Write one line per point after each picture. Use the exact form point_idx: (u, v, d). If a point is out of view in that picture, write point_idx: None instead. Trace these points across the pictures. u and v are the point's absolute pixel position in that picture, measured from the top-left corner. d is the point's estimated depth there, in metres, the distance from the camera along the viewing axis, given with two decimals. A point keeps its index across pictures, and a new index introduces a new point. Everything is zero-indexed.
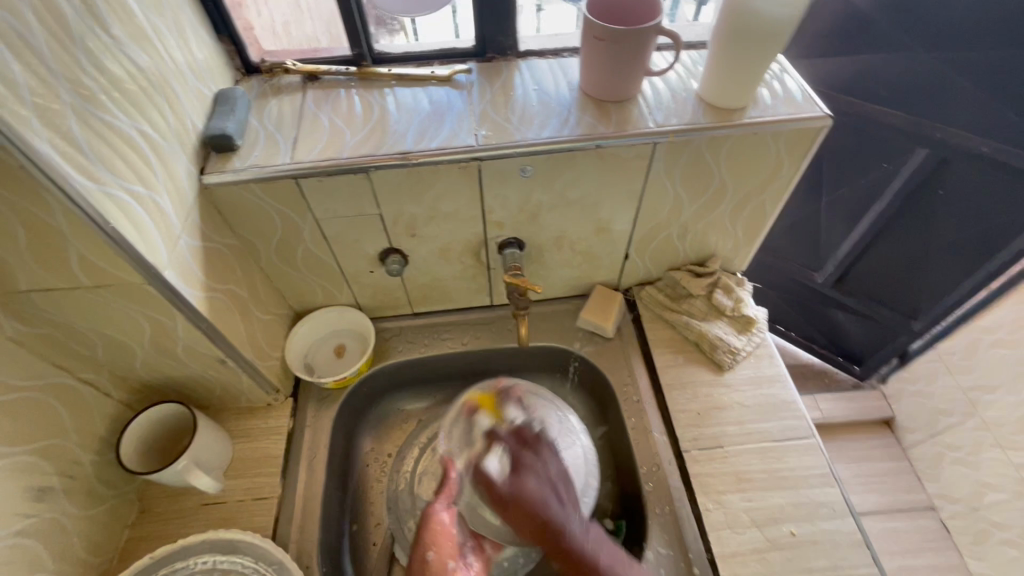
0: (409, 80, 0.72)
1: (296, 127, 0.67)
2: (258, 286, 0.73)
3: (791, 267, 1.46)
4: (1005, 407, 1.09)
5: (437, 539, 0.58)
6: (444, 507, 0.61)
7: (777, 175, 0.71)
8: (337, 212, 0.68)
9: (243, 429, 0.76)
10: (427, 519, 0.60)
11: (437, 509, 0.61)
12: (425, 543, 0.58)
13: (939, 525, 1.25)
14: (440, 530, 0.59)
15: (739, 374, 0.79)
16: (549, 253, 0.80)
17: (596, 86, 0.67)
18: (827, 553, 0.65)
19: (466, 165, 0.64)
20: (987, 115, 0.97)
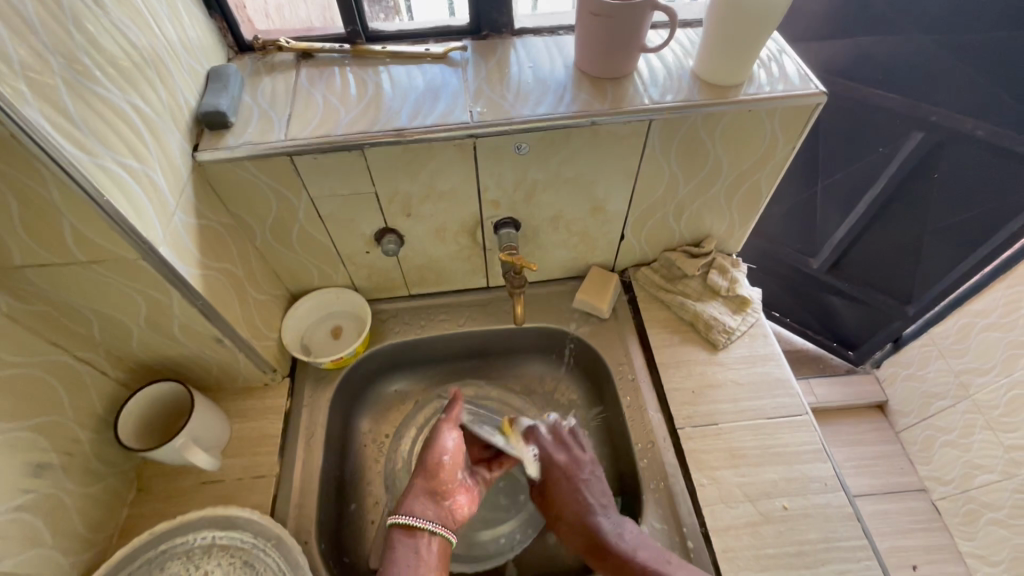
0: (403, 58, 0.72)
1: (289, 104, 0.66)
2: (253, 266, 0.73)
3: (787, 253, 1.47)
4: (996, 389, 1.10)
5: (448, 451, 0.68)
6: (451, 427, 0.70)
7: (772, 153, 0.71)
8: (332, 191, 0.68)
9: (240, 409, 0.77)
10: (437, 436, 0.69)
11: (447, 422, 0.70)
12: (439, 451, 0.68)
13: (929, 506, 1.27)
14: (448, 447, 0.68)
15: (733, 353, 0.80)
16: (545, 233, 0.80)
17: (591, 63, 0.66)
18: (818, 526, 0.66)
19: (461, 142, 0.64)
20: (982, 97, 0.97)
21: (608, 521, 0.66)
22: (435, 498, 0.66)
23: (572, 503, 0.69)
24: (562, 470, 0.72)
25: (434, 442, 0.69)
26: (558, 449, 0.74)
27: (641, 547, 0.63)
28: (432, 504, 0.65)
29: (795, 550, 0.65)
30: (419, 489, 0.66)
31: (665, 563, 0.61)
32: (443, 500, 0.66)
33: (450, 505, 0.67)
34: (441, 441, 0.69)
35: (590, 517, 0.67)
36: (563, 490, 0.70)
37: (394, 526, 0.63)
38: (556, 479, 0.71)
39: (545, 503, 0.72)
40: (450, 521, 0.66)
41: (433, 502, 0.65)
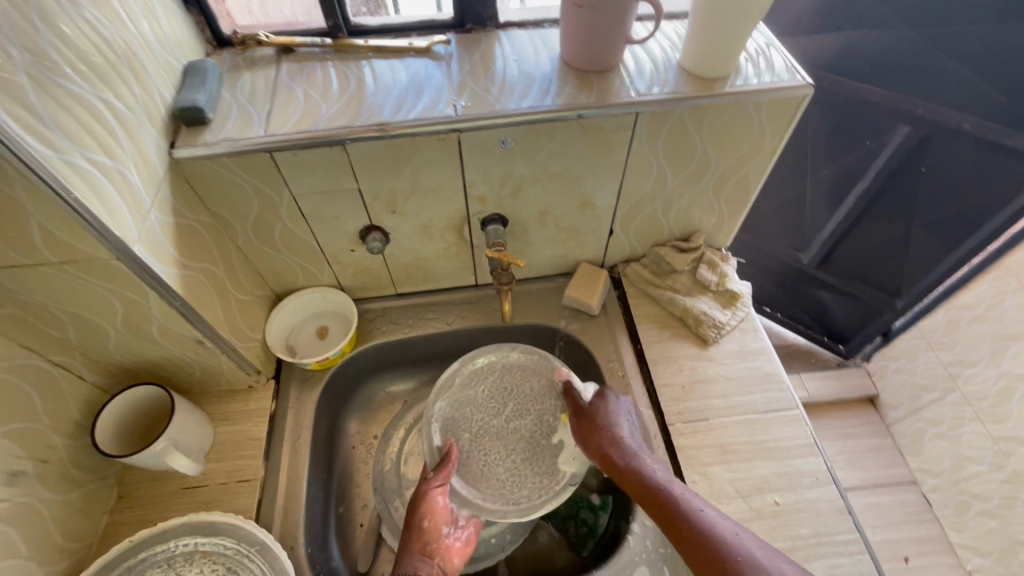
0: (386, 52, 0.71)
1: (270, 99, 0.65)
2: (235, 266, 0.72)
3: (776, 247, 1.47)
4: (985, 381, 1.11)
5: (431, 514, 0.66)
6: (435, 490, 0.68)
7: (760, 146, 0.71)
8: (314, 188, 0.67)
9: (224, 411, 0.75)
10: (419, 499, 0.67)
11: (433, 486, 0.68)
12: (421, 514, 0.66)
13: (920, 498, 1.28)
14: (429, 514, 0.66)
15: (723, 348, 0.79)
16: (533, 229, 0.79)
17: (577, 56, 0.66)
18: (810, 520, 0.66)
19: (446, 136, 0.63)
20: (969, 90, 0.97)
21: (643, 451, 0.65)
22: (427, 552, 0.64)
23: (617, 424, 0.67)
24: (617, 400, 0.70)
25: (414, 506, 0.67)
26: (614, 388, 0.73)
27: (670, 477, 0.62)
28: (422, 563, 0.63)
29: (787, 546, 0.64)
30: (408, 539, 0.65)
31: (692, 494, 0.59)
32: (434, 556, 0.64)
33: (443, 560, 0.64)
34: (421, 509, 0.66)
35: (629, 439, 0.66)
36: (611, 419, 0.68)
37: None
38: (609, 402, 0.70)
39: (585, 424, 0.69)
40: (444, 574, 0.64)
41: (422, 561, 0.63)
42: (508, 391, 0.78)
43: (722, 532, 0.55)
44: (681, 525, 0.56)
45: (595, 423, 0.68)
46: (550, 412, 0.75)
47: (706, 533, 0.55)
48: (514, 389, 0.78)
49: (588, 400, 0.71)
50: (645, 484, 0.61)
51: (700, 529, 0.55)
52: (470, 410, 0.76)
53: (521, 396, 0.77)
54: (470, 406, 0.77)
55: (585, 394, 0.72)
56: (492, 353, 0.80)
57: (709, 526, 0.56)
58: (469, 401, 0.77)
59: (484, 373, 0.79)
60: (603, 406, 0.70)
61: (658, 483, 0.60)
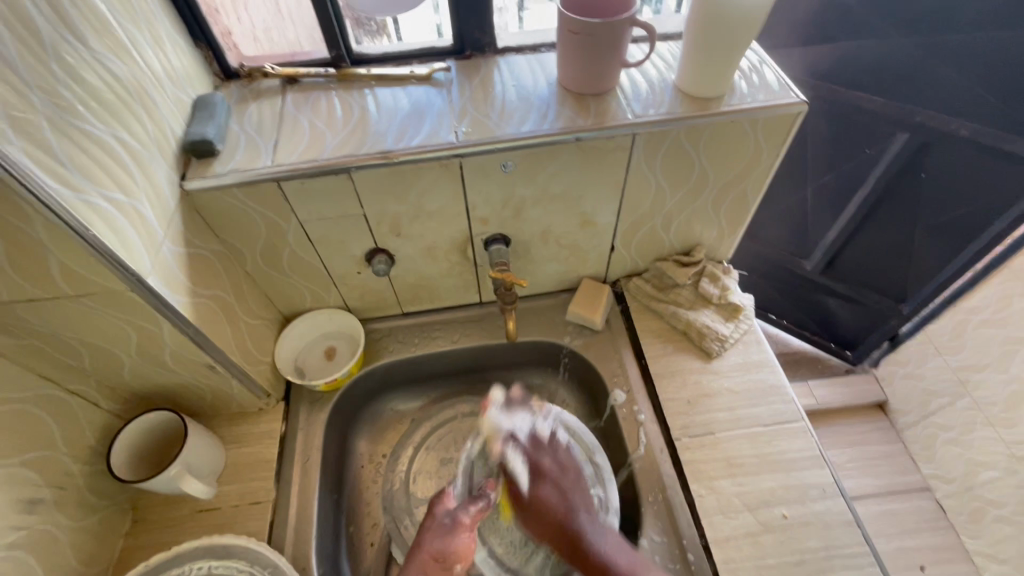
0: (389, 80, 0.73)
1: (276, 129, 0.67)
2: (244, 291, 0.73)
3: (780, 256, 1.48)
4: (995, 386, 1.10)
5: (461, 556, 0.65)
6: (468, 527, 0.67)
7: (756, 162, 0.72)
8: (321, 215, 0.68)
9: (235, 434, 0.76)
10: (452, 537, 0.65)
11: (465, 527, 0.66)
12: (453, 556, 0.64)
13: (934, 505, 1.26)
14: (461, 553, 0.65)
15: (727, 361, 0.80)
16: (536, 248, 0.81)
17: (574, 80, 0.67)
18: (818, 533, 0.66)
19: (448, 162, 0.65)
20: (966, 97, 0.98)
21: (589, 526, 0.64)
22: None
23: (560, 512, 0.65)
24: (552, 480, 0.67)
25: (448, 537, 0.65)
26: (543, 455, 0.69)
27: (621, 553, 0.61)
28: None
29: (796, 559, 0.64)
30: (425, 570, 0.62)
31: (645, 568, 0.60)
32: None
33: None
34: (454, 545, 0.65)
35: (573, 523, 0.64)
36: (555, 500, 0.66)
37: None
38: (545, 489, 0.67)
39: (533, 507, 0.66)
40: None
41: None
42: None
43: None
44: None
45: (540, 515, 0.66)
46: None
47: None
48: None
49: (526, 488, 0.67)
50: (599, 571, 0.60)
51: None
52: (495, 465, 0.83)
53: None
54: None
55: (518, 473, 0.68)
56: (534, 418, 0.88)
57: None
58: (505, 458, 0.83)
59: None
60: (541, 492, 0.66)
61: (609, 569, 0.60)
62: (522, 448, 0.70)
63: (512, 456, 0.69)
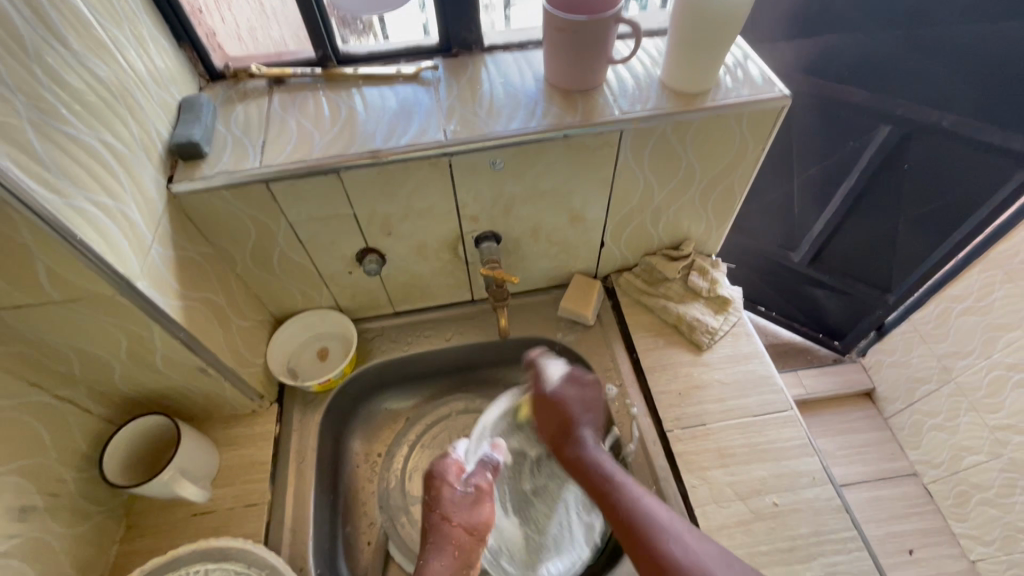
0: (375, 79, 0.72)
1: (263, 130, 0.67)
2: (234, 293, 0.73)
3: (768, 249, 1.50)
4: (979, 371, 1.13)
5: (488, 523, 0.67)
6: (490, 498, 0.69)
7: (742, 155, 0.73)
8: (310, 215, 0.68)
9: (229, 437, 0.76)
10: (480, 508, 0.67)
11: (486, 497, 0.69)
12: (481, 524, 0.66)
13: (921, 490, 1.29)
14: (486, 521, 0.67)
15: (718, 353, 0.81)
16: (526, 245, 0.81)
17: (561, 77, 0.67)
18: (808, 519, 0.67)
19: (437, 161, 0.65)
20: (946, 89, 1.00)
21: (591, 440, 0.71)
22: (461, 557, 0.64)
23: (572, 420, 0.72)
24: (579, 387, 0.74)
25: (474, 508, 0.67)
26: (574, 384, 0.74)
27: (616, 469, 0.67)
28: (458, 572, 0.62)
29: (787, 546, 0.65)
30: (460, 544, 0.64)
31: (634, 484, 0.64)
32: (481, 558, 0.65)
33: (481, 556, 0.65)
34: (481, 515, 0.67)
35: (578, 431, 0.71)
36: (573, 411, 0.72)
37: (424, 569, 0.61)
38: (567, 395, 0.73)
39: (550, 410, 0.73)
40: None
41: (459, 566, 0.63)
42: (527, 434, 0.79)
43: (662, 532, 0.58)
44: (619, 520, 0.61)
45: (548, 414, 0.73)
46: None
47: (638, 528, 0.59)
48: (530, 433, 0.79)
49: (552, 389, 0.74)
50: (589, 475, 0.67)
51: (642, 522, 0.60)
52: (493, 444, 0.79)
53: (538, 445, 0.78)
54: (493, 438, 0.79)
55: (551, 376, 0.75)
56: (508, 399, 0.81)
57: (649, 516, 0.60)
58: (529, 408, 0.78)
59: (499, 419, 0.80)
60: (565, 397, 0.73)
61: (599, 475, 0.66)
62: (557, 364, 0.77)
63: (552, 367, 0.76)
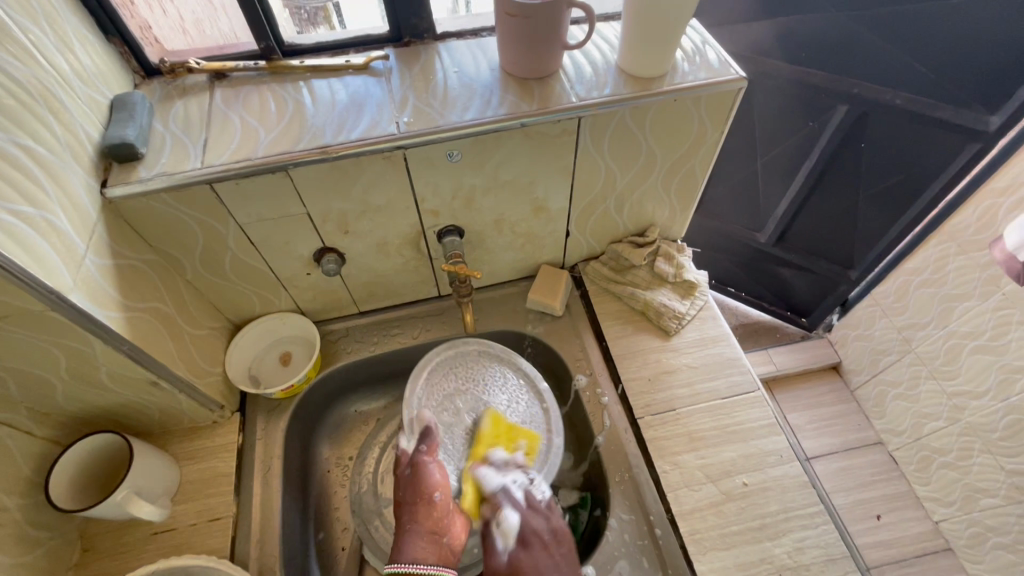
0: (324, 71, 0.69)
1: (205, 128, 0.63)
2: (185, 301, 0.70)
3: (735, 230, 1.51)
4: (936, 341, 1.17)
5: (438, 486, 0.63)
6: (429, 460, 0.66)
7: (702, 139, 0.72)
8: (261, 216, 0.65)
9: (188, 450, 0.73)
10: (421, 475, 0.64)
11: (424, 460, 0.65)
12: (429, 487, 0.63)
13: (887, 457, 1.35)
14: (435, 481, 0.63)
15: (685, 337, 0.81)
16: (490, 237, 0.79)
17: (517, 64, 0.66)
18: (777, 497, 0.68)
19: (391, 154, 0.62)
20: (899, 70, 1.02)
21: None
22: (436, 537, 0.59)
23: None
24: (538, 548, 0.60)
25: (414, 480, 0.63)
26: (537, 521, 0.63)
27: None
28: (433, 546, 0.59)
29: (757, 524, 0.66)
30: (413, 517, 0.61)
31: None
32: (442, 537, 0.60)
33: (449, 542, 0.60)
34: (422, 482, 0.63)
35: None
36: (538, 570, 0.58)
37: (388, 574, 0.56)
38: (529, 555, 0.59)
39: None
40: (450, 557, 0.59)
41: (432, 543, 0.59)
42: (473, 378, 0.78)
43: None
44: None
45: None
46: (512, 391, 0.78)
47: None
48: (478, 380, 0.78)
49: (508, 555, 0.59)
50: None
51: None
52: (439, 399, 0.76)
53: (482, 388, 0.78)
54: (438, 394, 0.76)
55: (505, 539, 0.61)
56: (461, 347, 0.80)
57: None
58: (483, 444, 0.71)
59: (445, 371, 0.78)
60: (522, 564, 0.58)
61: None
62: (516, 507, 0.64)
63: (507, 520, 0.62)
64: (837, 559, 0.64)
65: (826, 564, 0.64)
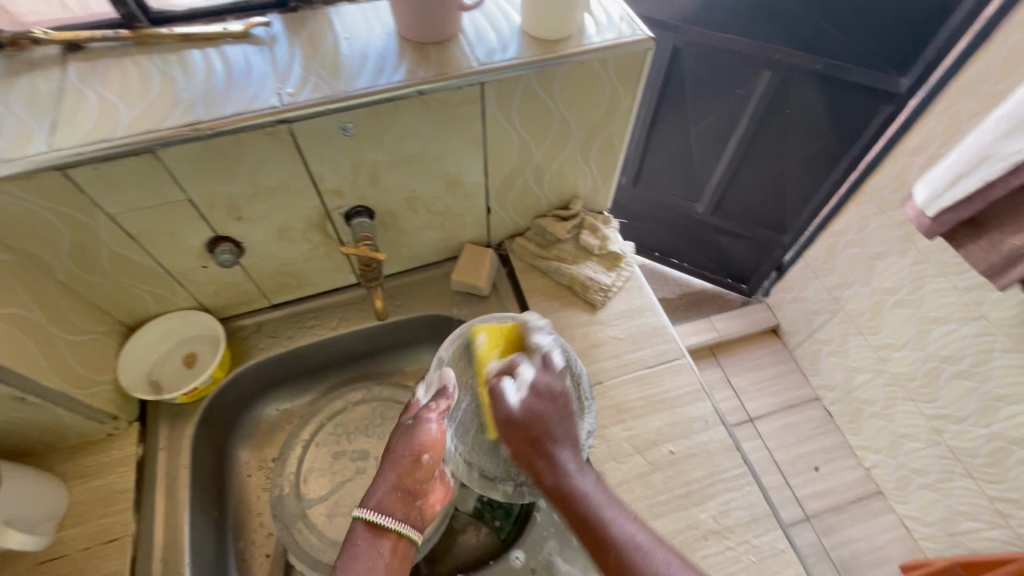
0: (198, 40, 0.62)
1: (55, 108, 0.56)
2: (59, 305, 0.62)
3: (673, 201, 1.51)
4: (861, 298, 1.22)
5: (432, 447, 0.53)
6: (435, 417, 0.55)
7: (615, 105, 0.70)
8: (134, 205, 0.58)
9: (82, 468, 0.67)
10: (418, 431, 0.53)
11: (426, 417, 0.54)
12: (420, 446, 0.52)
13: (822, 412, 1.41)
14: (432, 444, 0.53)
15: (612, 310, 0.80)
16: (405, 217, 0.75)
17: (410, 27, 0.61)
18: (702, 462, 0.68)
19: (274, 130, 0.57)
20: (814, 32, 1.02)
21: (581, 469, 0.52)
22: (409, 499, 0.51)
23: (552, 433, 0.52)
24: (550, 401, 0.54)
25: (411, 433, 0.53)
26: (555, 379, 0.57)
27: (611, 502, 0.50)
28: (401, 505, 0.50)
29: (683, 491, 0.66)
30: (395, 473, 0.51)
31: (624, 512, 0.50)
32: (415, 500, 0.52)
33: (421, 507, 0.52)
34: (418, 440, 0.53)
35: (562, 448, 0.52)
36: (552, 420, 0.53)
37: (356, 519, 0.48)
38: (540, 404, 0.54)
39: (521, 422, 0.52)
40: (418, 520, 0.51)
41: (403, 502, 0.51)
42: None
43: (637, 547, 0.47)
44: (609, 561, 0.47)
45: (521, 426, 0.52)
46: None
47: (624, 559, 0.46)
48: None
49: (520, 403, 0.53)
50: (585, 513, 0.49)
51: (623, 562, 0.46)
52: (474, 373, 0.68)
53: None
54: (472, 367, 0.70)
55: (520, 388, 0.54)
56: (507, 318, 0.70)
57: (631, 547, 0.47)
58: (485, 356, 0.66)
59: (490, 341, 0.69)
60: (535, 410, 0.53)
61: (597, 516, 0.48)
62: (535, 367, 0.57)
63: (524, 372, 0.56)
64: (760, 518, 0.65)
65: (749, 524, 0.65)
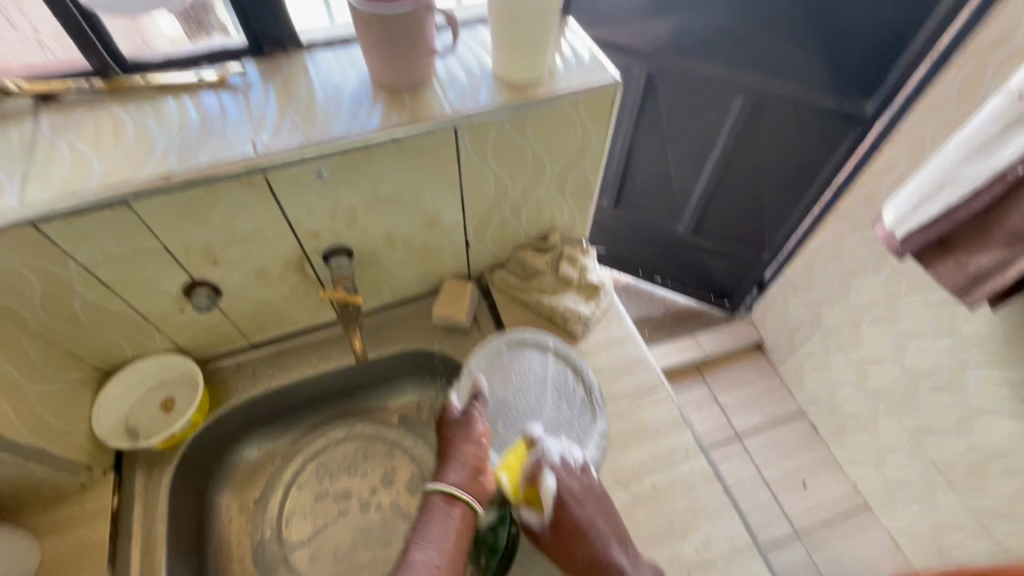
0: (173, 88, 0.63)
1: (26, 161, 0.56)
2: (31, 356, 0.62)
3: (655, 222, 1.52)
4: (840, 315, 1.24)
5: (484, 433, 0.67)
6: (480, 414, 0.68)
7: (588, 142, 0.72)
8: (107, 254, 0.58)
9: (57, 521, 0.66)
10: (471, 421, 0.67)
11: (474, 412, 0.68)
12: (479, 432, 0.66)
13: (808, 427, 1.42)
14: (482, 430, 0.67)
15: (593, 340, 0.81)
16: (384, 255, 0.76)
17: (383, 74, 0.62)
18: (684, 493, 0.68)
19: (249, 178, 0.57)
20: (782, 61, 1.06)
21: (625, 560, 0.59)
22: (475, 473, 0.64)
23: (592, 538, 0.60)
24: (580, 501, 0.62)
25: (466, 426, 0.66)
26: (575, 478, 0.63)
27: None
28: (470, 479, 0.63)
29: (666, 524, 0.66)
30: (460, 455, 0.64)
31: None
32: (479, 474, 0.64)
33: (485, 480, 0.65)
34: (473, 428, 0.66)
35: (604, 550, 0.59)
36: (587, 520, 0.61)
37: (433, 491, 0.62)
38: (574, 509, 0.61)
39: (563, 537, 0.60)
40: (482, 492, 0.64)
41: (472, 478, 0.64)
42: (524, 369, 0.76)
43: None
44: None
45: (565, 543, 0.60)
46: (563, 387, 0.75)
47: None
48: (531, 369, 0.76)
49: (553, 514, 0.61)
50: None
51: None
52: (500, 382, 0.75)
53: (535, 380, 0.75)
54: (500, 376, 0.75)
55: (548, 497, 0.60)
56: (526, 336, 0.78)
57: None
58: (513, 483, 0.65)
59: (510, 355, 0.76)
60: (572, 520, 0.60)
61: None
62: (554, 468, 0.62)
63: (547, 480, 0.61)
64: (742, 549, 0.65)
65: (732, 555, 0.65)
